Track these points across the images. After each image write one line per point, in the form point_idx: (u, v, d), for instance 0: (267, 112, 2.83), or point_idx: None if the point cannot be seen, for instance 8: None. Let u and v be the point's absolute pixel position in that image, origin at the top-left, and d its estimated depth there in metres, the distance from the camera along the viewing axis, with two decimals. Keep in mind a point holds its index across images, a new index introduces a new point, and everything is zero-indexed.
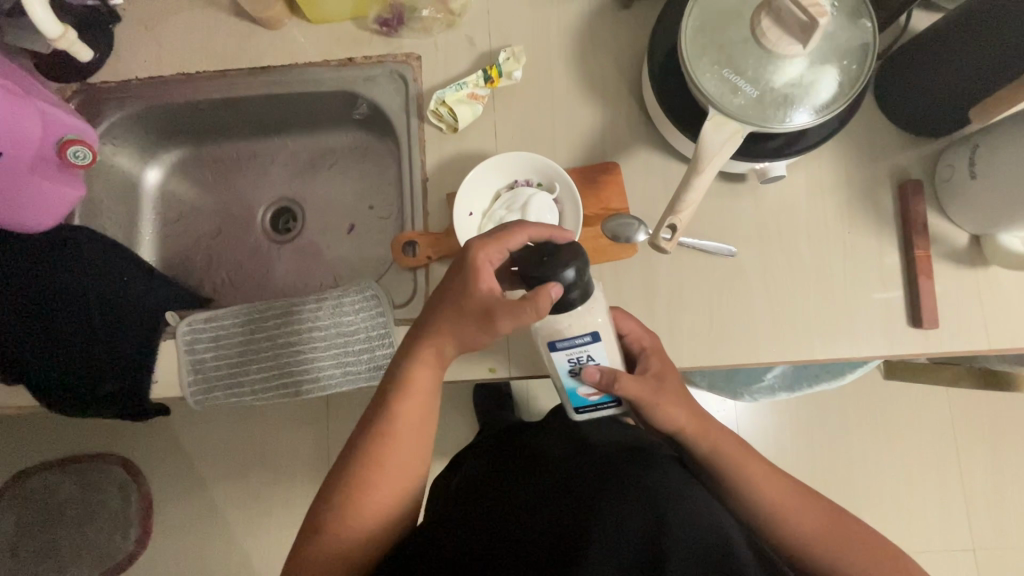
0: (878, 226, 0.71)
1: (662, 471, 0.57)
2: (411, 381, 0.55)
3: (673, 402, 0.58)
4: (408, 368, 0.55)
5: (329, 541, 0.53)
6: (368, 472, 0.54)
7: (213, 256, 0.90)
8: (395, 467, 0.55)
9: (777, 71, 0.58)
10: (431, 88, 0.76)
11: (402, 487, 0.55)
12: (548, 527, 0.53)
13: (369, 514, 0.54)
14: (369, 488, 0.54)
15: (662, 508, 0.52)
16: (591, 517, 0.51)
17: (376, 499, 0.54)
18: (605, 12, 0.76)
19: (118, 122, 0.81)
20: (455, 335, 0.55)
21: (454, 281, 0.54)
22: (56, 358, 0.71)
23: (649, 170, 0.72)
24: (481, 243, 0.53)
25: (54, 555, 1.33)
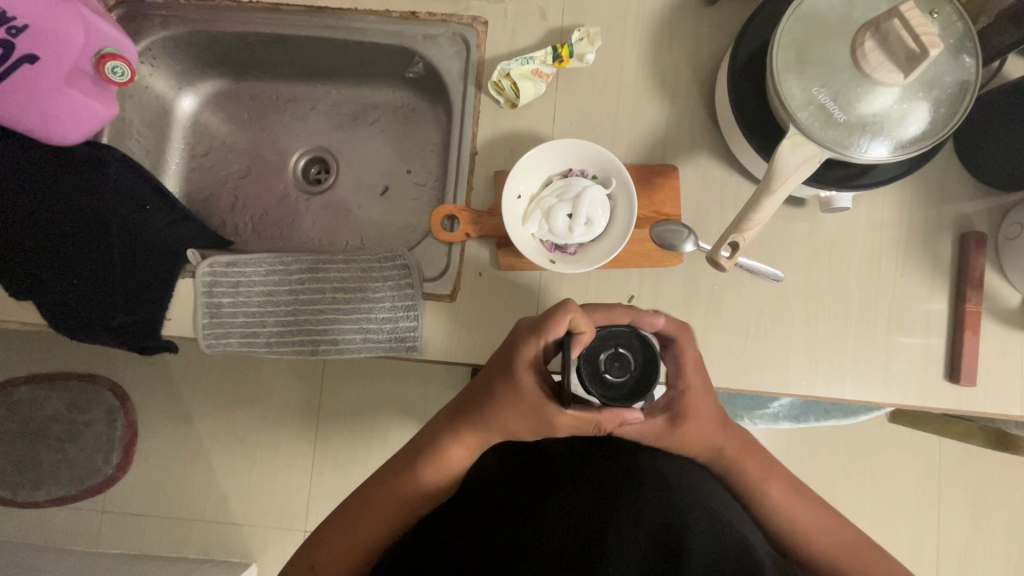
0: (932, 272, 0.68)
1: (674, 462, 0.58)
2: (445, 448, 0.60)
3: (691, 433, 0.56)
4: (446, 439, 0.60)
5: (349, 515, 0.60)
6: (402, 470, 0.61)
7: (238, 197, 0.86)
8: (386, 502, 0.60)
9: (868, 99, 0.55)
10: (494, 57, 0.72)
11: (415, 494, 0.60)
12: (565, 520, 0.52)
13: (380, 502, 0.60)
14: (380, 496, 0.60)
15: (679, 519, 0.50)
16: (608, 511, 0.51)
17: (360, 532, 0.59)
18: (688, 6, 0.72)
19: (160, 41, 0.77)
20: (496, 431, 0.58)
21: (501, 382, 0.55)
22: (72, 282, 0.68)
23: (707, 179, 0.70)
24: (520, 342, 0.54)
25: (32, 468, 1.32)
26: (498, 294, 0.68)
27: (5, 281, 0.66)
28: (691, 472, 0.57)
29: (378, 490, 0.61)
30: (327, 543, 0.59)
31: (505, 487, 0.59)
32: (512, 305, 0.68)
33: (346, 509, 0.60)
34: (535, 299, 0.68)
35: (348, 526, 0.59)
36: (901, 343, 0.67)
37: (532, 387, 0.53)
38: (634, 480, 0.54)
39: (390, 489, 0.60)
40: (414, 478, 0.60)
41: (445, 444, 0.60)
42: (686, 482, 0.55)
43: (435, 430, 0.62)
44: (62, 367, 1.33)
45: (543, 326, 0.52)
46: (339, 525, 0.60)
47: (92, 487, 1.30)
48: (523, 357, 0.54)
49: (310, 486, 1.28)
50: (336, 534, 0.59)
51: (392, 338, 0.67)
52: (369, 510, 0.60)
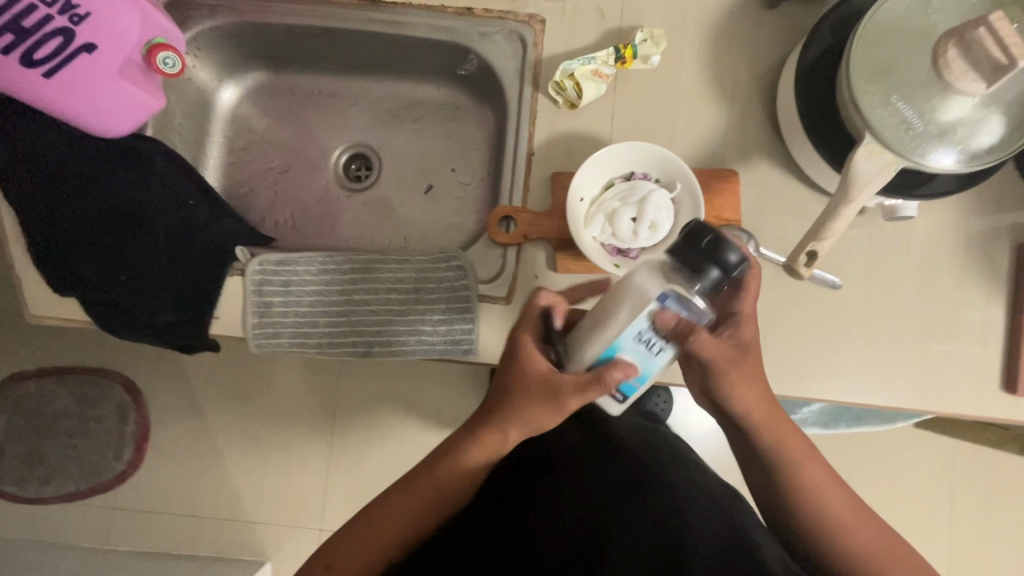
0: (990, 283, 0.68)
1: (682, 472, 0.60)
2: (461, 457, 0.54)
3: (744, 378, 0.52)
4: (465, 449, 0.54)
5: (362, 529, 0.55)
6: (419, 476, 0.56)
7: (279, 193, 0.84)
8: (399, 516, 0.55)
9: (945, 107, 0.55)
10: (552, 56, 0.71)
11: (432, 503, 0.55)
12: (572, 527, 0.56)
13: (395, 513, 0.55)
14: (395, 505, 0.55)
15: (685, 530, 0.53)
16: (613, 522, 0.55)
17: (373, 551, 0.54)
18: (750, 9, 0.71)
19: (207, 32, 0.75)
20: (520, 426, 0.51)
21: (504, 377, 0.50)
22: (118, 279, 0.67)
23: (767, 185, 0.69)
24: (510, 333, 0.52)
25: (41, 463, 1.29)
26: None
27: (48, 276, 0.65)
28: (701, 485, 0.59)
29: (391, 505, 0.55)
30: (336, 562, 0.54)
31: (513, 494, 0.61)
32: None
33: (354, 527, 0.55)
34: None
35: (359, 543, 0.54)
36: (957, 353, 0.67)
37: (538, 362, 0.49)
38: (641, 491, 0.57)
39: (404, 503, 0.55)
40: (431, 492, 0.55)
41: (465, 454, 0.54)
42: (696, 492, 0.57)
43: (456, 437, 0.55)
44: (73, 361, 1.30)
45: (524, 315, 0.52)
46: (345, 544, 0.54)
47: (103, 484, 1.28)
48: (510, 346, 0.51)
49: (329, 485, 1.26)
50: (346, 555, 0.54)
51: (448, 342, 0.66)
52: (383, 527, 0.54)
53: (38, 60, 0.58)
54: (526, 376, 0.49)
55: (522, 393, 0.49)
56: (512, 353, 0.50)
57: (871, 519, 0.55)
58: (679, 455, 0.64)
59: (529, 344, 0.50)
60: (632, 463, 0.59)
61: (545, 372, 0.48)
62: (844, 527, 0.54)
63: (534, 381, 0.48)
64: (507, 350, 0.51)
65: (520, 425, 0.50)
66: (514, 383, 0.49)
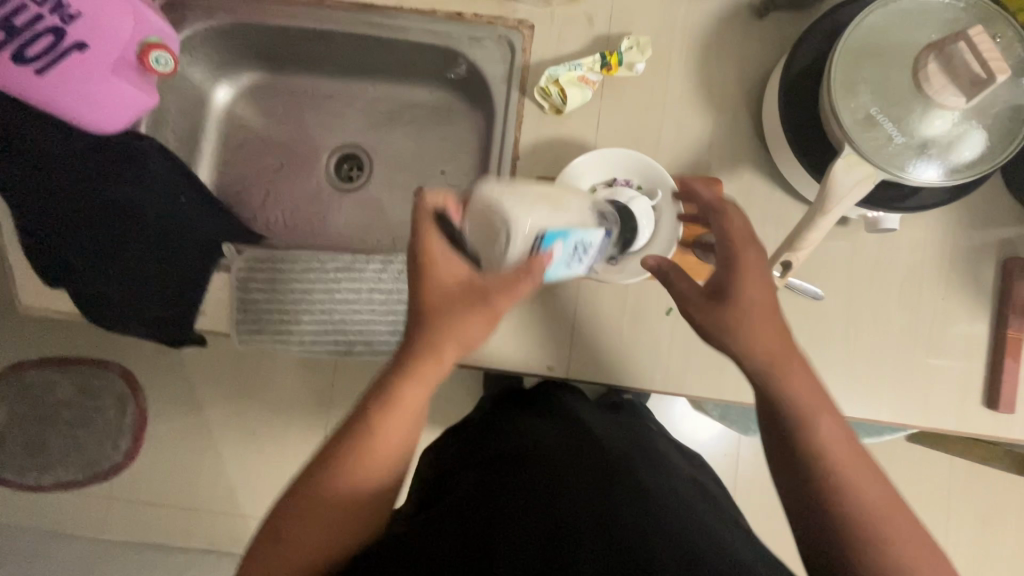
0: (975, 298, 0.68)
1: (653, 477, 0.60)
2: (398, 396, 0.54)
3: (741, 319, 0.53)
4: (397, 382, 0.54)
5: (306, 498, 0.52)
6: (357, 439, 0.53)
7: (271, 192, 0.85)
8: (356, 486, 0.53)
9: (925, 121, 0.55)
10: (540, 61, 0.71)
11: (380, 468, 0.54)
12: (543, 509, 0.54)
13: (340, 488, 0.52)
14: (341, 477, 0.52)
15: (659, 520, 0.52)
16: (586, 502, 0.54)
17: (328, 525, 0.52)
18: (738, 18, 0.71)
19: (203, 32, 0.76)
20: (457, 338, 0.54)
21: (430, 285, 0.54)
22: (108, 273, 0.69)
23: (751, 194, 0.69)
24: (418, 241, 0.54)
25: (30, 457, 1.26)
26: (535, 301, 0.69)
27: (38, 267, 0.66)
28: (672, 489, 0.59)
29: (347, 473, 0.52)
30: (289, 536, 0.51)
31: (484, 482, 0.59)
32: (550, 313, 0.69)
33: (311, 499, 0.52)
34: (572, 308, 0.69)
35: (314, 520, 0.51)
36: (940, 368, 0.67)
37: (449, 269, 0.54)
38: (613, 483, 0.56)
39: (359, 468, 0.53)
40: (384, 445, 0.54)
41: (405, 383, 0.54)
42: (667, 488, 0.58)
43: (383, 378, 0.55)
44: (64, 352, 1.27)
45: (424, 226, 0.54)
46: (299, 517, 0.52)
47: (97, 475, 1.25)
48: (418, 255, 0.55)
49: None
50: (300, 529, 0.51)
51: None
52: (338, 498, 0.52)
53: (31, 57, 0.59)
54: (440, 282, 0.54)
55: (453, 305, 0.53)
56: (421, 261, 0.55)
57: (874, 492, 0.50)
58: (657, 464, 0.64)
59: (440, 246, 0.54)
60: (608, 459, 0.61)
61: (458, 277, 0.54)
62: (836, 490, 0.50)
63: (450, 285, 0.54)
64: (416, 262, 0.55)
65: (449, 338, 0.54)
66: (432, 292, 0.54)
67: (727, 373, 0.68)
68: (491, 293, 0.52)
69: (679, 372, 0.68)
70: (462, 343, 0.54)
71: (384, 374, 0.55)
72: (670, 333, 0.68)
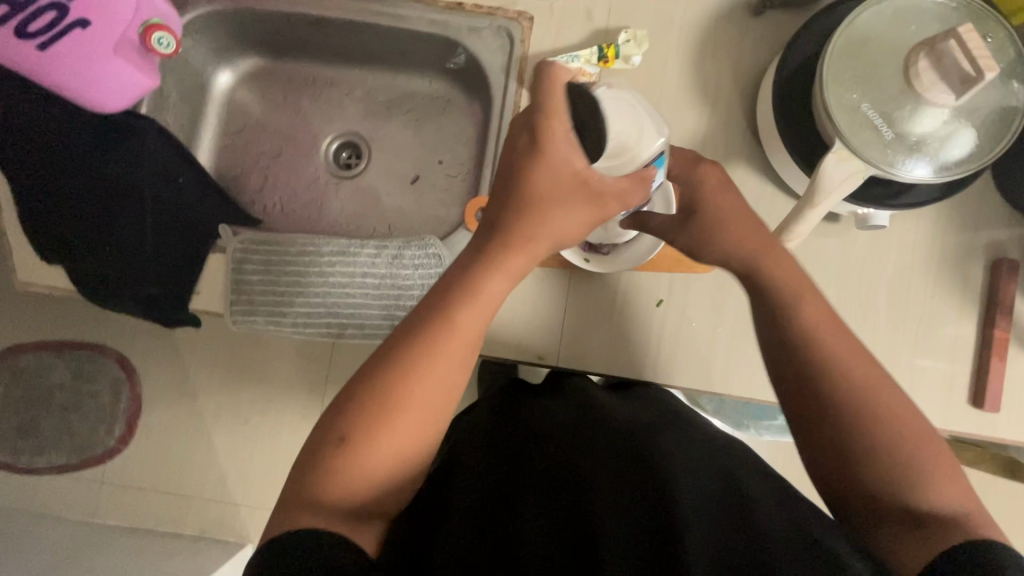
0: (963, 297, 0.68)
1: (689, 434, 0.57)
2: (480, 289, 0.48)
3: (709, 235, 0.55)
4: (477, 275, 0.48)
5: (350, 430, 0.46)
6: (421, 350, 0.47)
7: (269, 177, 0.86)
8: (407, 429, 0.47)
9: (915, 119, 0.56)
10: (538, 53, 0.72)
11: (441, 390, 0.48)
12: (582, 457, 0.52)
13: (398, 411, 0.47)
14: (397, 394, 0.47)
15: (713, 477, 0.50)
16: (631, 451, 0.51)
17: (374, 473, 0.46)
18: (735, 16, 0.72)
19: (205, 16, 0.77)
20: (554, 238, 0.48)
21: (542, 176, 0.46)
22: (105, 251, 0.69)
23: (743, 189, 0.70)
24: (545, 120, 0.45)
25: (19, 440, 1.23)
26: (527, 290, 0.69)
27: (33, 242, 0.66)
28: (710, 444, 0.56)
29: (393, 411, 0.46)
30: (330, 489, 0.45)
31: (512, 438, 0.56)
32: (541, 300, 0.70)
33: (354, 445, 0.46)
34: (563, 297, 0.70)
35: (357, 467, 0.46)
36: (926, 366, 0.67)
37: (564, 159, 0.46)
38: (653, 437, 0.54)
39: (407, 406, 0.47)
40: (435, 374, 0.47)
41: (459, 306, 0.48)
42: (705, 442, 0.56)
43: (456, 275, 0.49)
44: (57, 335, 1.24)
45: (543, 100, 0.45)
46: (344, 467, 0.46)
47: (93, 458, 1.21)
48: (531, 138, 0.46)
49: None
50: (345, 479, 0.46)
51: None
52: (387, 441, 0.46)
53: (31, 32, 0.60)
54: (550, 174, 0.46)
55: (554, 203, 0.47)
56: (532, 147, 0.46)
57: (903, 404, 0.48)
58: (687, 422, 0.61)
59: (563, 130, 0.45)
60: (642, 420, 0.59)
61: (571, 169, 0.46)
62: (865, 407, 0.47)
63: (559, 178, 0.46)
64: (528, 144, 0.46)
65: (515, 251, 0.48)
66: (527, 188, 0.46)
67: (714, 366, 0.68)
68: (605, 196, 0.47)
69: (669, 364, 0.68)
70: (535, 252, 0.48)
71: (430, 299, 0.49)
72: (660, 325, 0.69)
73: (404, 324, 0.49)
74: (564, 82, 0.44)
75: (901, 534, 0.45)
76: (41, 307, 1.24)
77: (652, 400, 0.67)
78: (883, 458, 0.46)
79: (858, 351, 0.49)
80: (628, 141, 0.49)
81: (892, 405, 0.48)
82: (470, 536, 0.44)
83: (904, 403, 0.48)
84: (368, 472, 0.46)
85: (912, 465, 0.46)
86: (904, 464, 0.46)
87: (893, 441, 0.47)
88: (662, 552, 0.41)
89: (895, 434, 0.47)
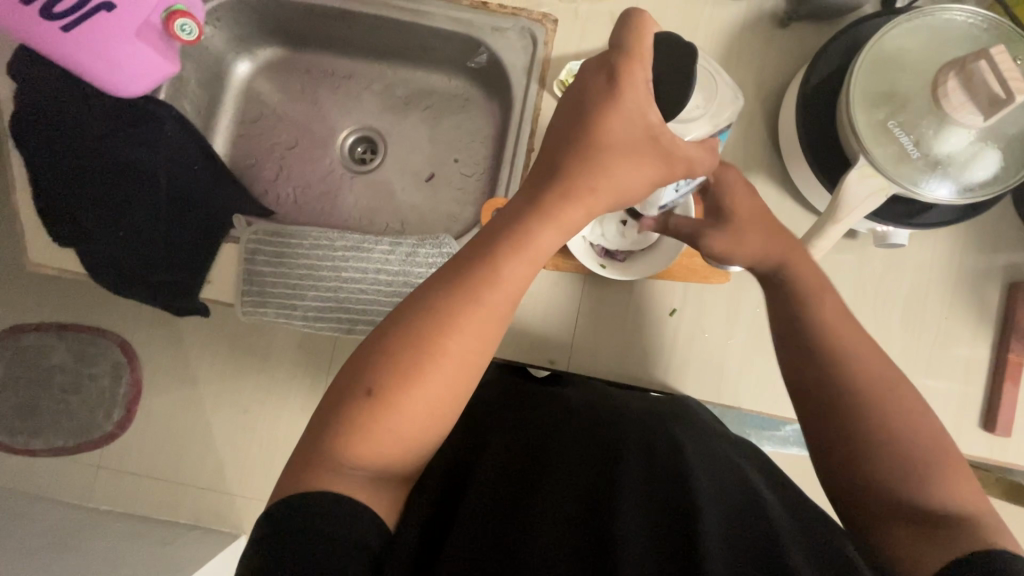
0: (978, 319, 0.68)
1: (702, 435, 0.56)
2: (526, 237, 0.47)
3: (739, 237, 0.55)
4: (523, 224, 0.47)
5: (382, 381, 0.46)
6: (459, 302, 0.47)
7: (284, 168, 0.86)
8: (439, 382, 0.46)
9: (940, 139, 0.55)
10: (561, 56, 0.72)
11: (476, 345, 0.48)
12: (596, 452, 0.52)
13: (433, 364, 0.46)
14: (433, 346, 0.46)
15: (727, 484, 0.49)
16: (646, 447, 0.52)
17: (402, 431, 0.46)
18: (760, 27, 0.71)
19: (228, 4, 0.77)
20: (612, 193, 0.48)
21: (617, 126, 0.46)
22: (118, 237, 0.70)
23: (761, 201, 0.69)
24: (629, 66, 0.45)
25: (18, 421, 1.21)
26: (538, 294, 0.69)
27: (49, 225, 0.66)
28: (720, 450, 0.55)
29: (426, 368, 0.46)
30: (355, 446, 0.45)
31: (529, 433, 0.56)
32: (554, 304, 0.69)
33: (383, 402, 0.45)
34: (575, 302, 0.69)
35: (386, 424, 0.45)
36: (938, 386, 0.67)
37: (639, 108, 0.46)
38: (668, 434, 0.54)
39: (441, 361, 0.46)
40: (471, 333, 0.47)
41: (502, 259, 0.47)
42: (715, 445, 0.55)
43: (497, 226, 0.48)
44: (61, 316, 1.22)
45: (629, 44, 0.45)
46: (373, 419, 0.45)
47: (89, 442, 1.16)
48: (609, 79, 0.46)
49: None
50: (374, 432, 0.45)
51: None
52: (418, 399, 0.46)
53: (58, 14, 0.59)
54: (623, 123, 0.46)
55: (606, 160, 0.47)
56: (609, 90, 0.46)
57: (913, 414, 0.48)
58: (696, 419, 0.60)
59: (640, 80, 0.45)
60: (656, 417, 0.58)
61: (645, 123, 0.47)
62: (864, 413, 0.48)
63: (633, 131, 0.47)
64: (605, 85, 0.46)
65: (567, 209, 0.47)
66: (592, 136, 0.47)
67: (725, 378, 0.68)
68: (676, 156, 0.48)
69: (680, 374, 0.68)
70: (583, 213, 0.48)
71: (472, 252, 0.48)
72: (672, 335, 0.69)
73: (444, 276, 0.48)
74: (650, 32, 0.46)
75: (906, 533, 0.44)
76: (47, 288, 1.23)
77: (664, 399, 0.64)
78: (879, 463, 0.46)
79: (858, 360, 0.49)
80: (702, 109, 0.53)
81: (898, 415, 0.47)
82: (487, 534, 0.45)
83: (915, 412, 0.48)
84: (396, 431, 0.46)
85: (913, 467, 0.46)
86: (908, 468, 0.46)
87: (900, 449, 0.46)
88: (679, 545, 0.42)
89: (898, 440, 0.46)
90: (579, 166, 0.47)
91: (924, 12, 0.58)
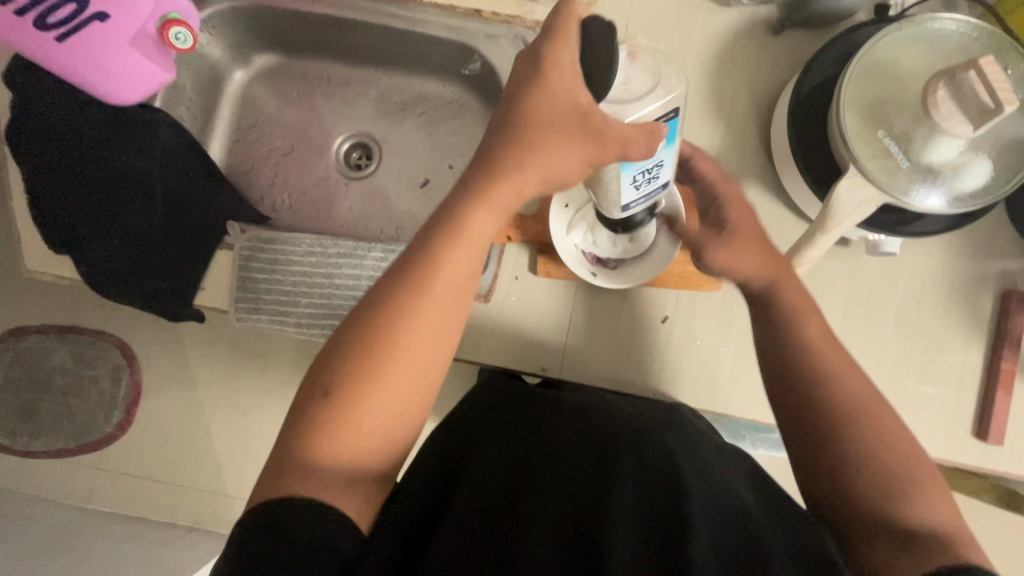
0: (971, 327, 0.68)
1: (693, 441, 0.56)
2: (469, 224, 0.49)
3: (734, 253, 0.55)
4: (466, 210, 0.49)
5: (340, 374, 0.47)
6: (412, 293, 0.48)
7: (279, 174, 0.86)
8: (400, 374, 0.48)
9: (929, 149, 0.55)
10: None
11: (432, 332, 0.49)
12: (582, 461, 0.51)
13: (389, 354, 0.47)
14: (388, 336, 0.48)
15: (719, 494, 0.49)
16: (631, 454, 0.52)
17: (363, 430, 0.47)
18: (753, 34, 0.72)
19: (223, 12, 0.77)
20: (547, 173, 0.48)
21: (537, 111, 0.46)
22: (113, 244, 0.70)
23: (754, 209, 0.69)
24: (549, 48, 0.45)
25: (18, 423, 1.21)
26: (531, 301, 0.70)
27: (48, 233, 0.68)
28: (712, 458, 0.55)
29: (383, 366, 0.47)
30: (319, 450, 0.46)
31: (515, 438, 0.56)
32: (547, 312, 0.70)
33: (342, 403, 0.47)
34: (567, 309, 0.70)
35: (351, 421, 0.47)
36: (931, 394, 0.67)
37: (565, 88, 0.45)
38: (656, 443, 0.53)
39: (400, 352, 0.48)
40: (428, 323, 0.48)
41: (450, 246, 0.49)
42: (706, 451, 0.55)
43: (444, 214, 0.50)
44: (59, 317, 1.21)
45: (552, 26, 0.45)
46: (337, 415, 0.46)
47: (90, 444, 1.16)
48: (530, 63, 0.46)
49: None
50: (341, 430, 0.46)
51: None
52: (382, 392, 0.47)
53: (52, 23, 0.60)
54: (547, 103, 0.46)
55: (540, 143, 0.47)
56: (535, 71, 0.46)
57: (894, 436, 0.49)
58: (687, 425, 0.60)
59: (561, 59, 0.45)
60: (648, 424, 0.58)
61: (573, 102, 0.45)
62: (846, 431, 0.49)
63: (559, 110, 0.46)
64: (528, 69, 0.46)
65: (504, 194, 0.49)
66: (523, 123, 0.47)
67: (717, 386, 0.68)
68: (606, 135, 0.44)
69: (672, 381, 0.68)
70: (520, 194, 0.49)
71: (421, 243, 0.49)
72: (664, 343, 0.69)
73: (396, 269, 0.50)
74: (574, 15, 0.45)
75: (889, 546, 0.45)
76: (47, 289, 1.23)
77: (654, 406, 0.63)
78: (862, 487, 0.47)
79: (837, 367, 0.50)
80: (648, 83, 0.45)
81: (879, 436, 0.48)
82: (470, 538, 0.44)
83: (894, 430, 0.49)
84: (357, 430, 0.47)
85: (894, 484, 0.47)
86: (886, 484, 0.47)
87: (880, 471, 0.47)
88: (669, 546, 0.43)
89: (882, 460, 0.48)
90: (512, 150, 0.48)
91: (915, 21, 0.58)
